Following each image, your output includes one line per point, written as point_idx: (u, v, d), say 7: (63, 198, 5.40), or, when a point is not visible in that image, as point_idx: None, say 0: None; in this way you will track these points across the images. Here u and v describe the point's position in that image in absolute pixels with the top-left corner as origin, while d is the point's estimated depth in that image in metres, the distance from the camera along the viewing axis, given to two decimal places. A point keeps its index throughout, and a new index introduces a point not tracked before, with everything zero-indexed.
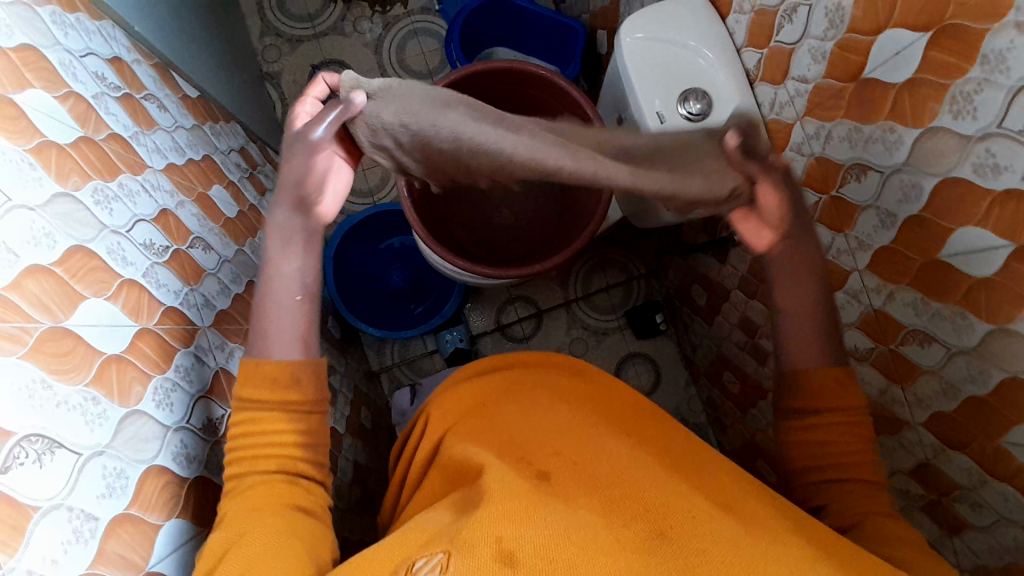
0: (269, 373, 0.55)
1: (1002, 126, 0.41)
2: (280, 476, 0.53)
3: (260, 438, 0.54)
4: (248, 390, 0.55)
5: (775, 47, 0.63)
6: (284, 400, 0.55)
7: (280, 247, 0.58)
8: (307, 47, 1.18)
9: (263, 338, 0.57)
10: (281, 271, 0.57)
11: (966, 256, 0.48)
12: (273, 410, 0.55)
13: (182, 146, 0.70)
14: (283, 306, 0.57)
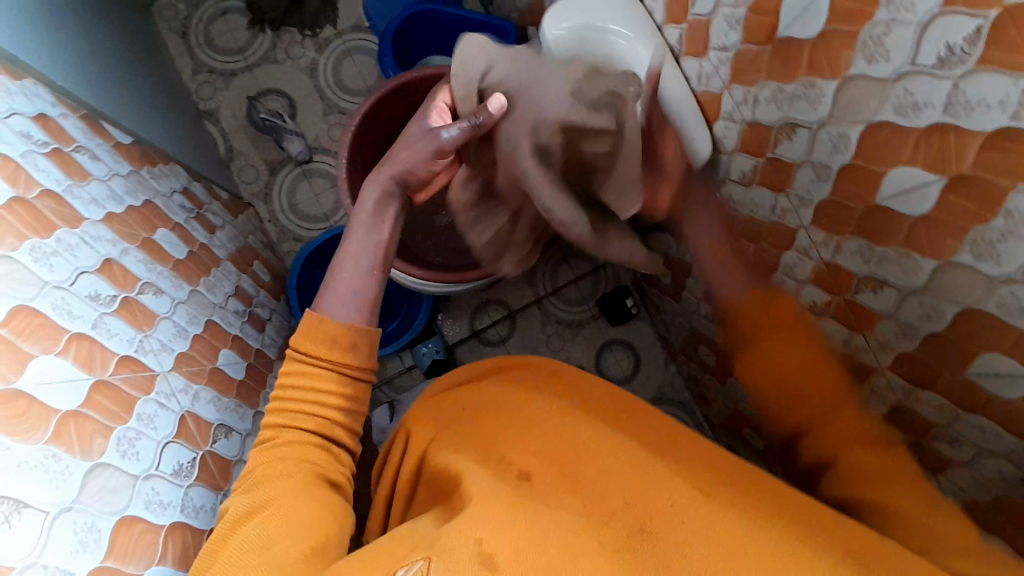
0: (329, 330, 0.57)
1: (917, 64, 0.43)
2: (315, 438, 0.55)
3: (298, 397, 0.55)
4: (304, 344, 0.56)
5: (693, 20, 0.64)
6: (339, 362, 0.57)
7: (364, 222, 0.64)
8: (241, 80, 1.17)
9: (338, 296, 0.60)
10: (368, 242, 0.63)
11: (902, 197, 0.49)
12: (321, 371, 0.56)
13: (120, 193, 0.68)
14: (349, 275, 0.61)
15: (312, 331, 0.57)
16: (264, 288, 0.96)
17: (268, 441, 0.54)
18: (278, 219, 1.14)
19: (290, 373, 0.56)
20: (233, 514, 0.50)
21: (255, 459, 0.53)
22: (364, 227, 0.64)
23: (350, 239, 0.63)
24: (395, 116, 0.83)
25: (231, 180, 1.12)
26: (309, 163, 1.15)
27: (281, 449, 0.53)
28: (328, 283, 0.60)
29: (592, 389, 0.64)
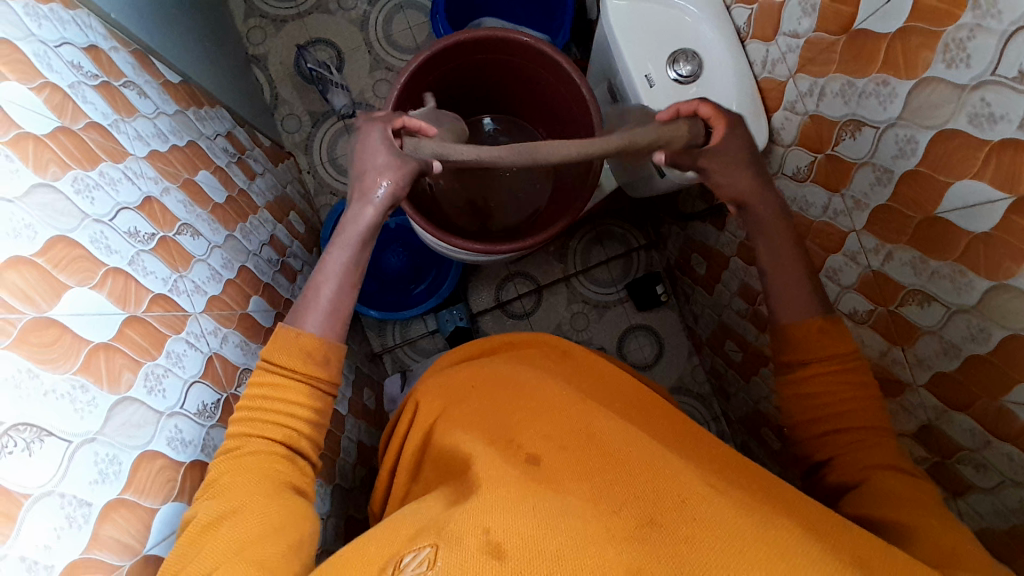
0: (304, 345, 0.55)
1: (995, 74, 0.40)
2: (281, 449, 0.52)
3: (266, 407, 0.53)
4: (277, 357, 0.54)
5: (765, 2, 0.61)
6: (310, 375, 0.55)
7: (348, 242, 0.59)
8: (292, 28, 1.16)
9: (312, 310, 0.57)
10: (344, 263, 0.58)
11: (963, 212, 0.46)
12: (296, 382, 0.54)
13: (165, 132, 0.69)
14: (330, 294, 0.57)
15: (283, 342, 0.55)
16: (298, 239, 0.97)
17: (232, 451, 0.51)
18: (317, 171, 1.15)
19: (264, 383, 0.54)
20: (199, 520, 0.46)
21: (217, 466, 0.50)
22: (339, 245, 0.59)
23: (331, 254, 0.59)
24: (445, 76, 0.81)
25: (275, 129, 1.12)
26: (352, 118, 1.15)
27: (243, 462, 0.50)
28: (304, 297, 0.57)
29: (604, 375, 0.64)
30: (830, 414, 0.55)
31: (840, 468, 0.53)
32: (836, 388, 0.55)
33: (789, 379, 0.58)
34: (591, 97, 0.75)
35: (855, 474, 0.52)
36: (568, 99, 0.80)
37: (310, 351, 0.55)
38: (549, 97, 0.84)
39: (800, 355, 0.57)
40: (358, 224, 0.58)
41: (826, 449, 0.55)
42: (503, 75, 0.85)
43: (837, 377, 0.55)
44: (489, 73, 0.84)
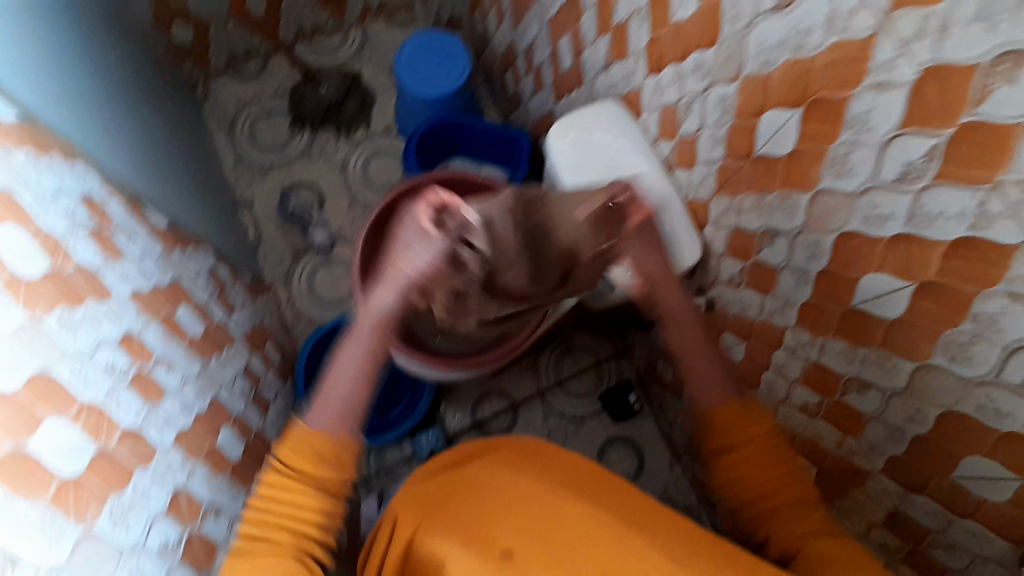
0: (317, 448, 0.61)
1: (878, 178, 0.47)
2: (292, 551, 0.58)
3: (276, 511, 0.60)
4: (291, 456, 0.61)
5: (682, 137, 0.70)
6: (317, 476, 0.60)
7: (363, 334, 0.63)
8: (277, 173, 1.28)
9: (324, 409, 0.62)
10: (353, 356, 0.63)
11: (874, 301, 0.52)
12: (298, 486, 0.60)
13: (150, 272, 0.74)
14: (343, 393, 0.62)
15: (297, 444, 0.61)
16: (272, 369, 0.99)
17: (239, 552, 0.58)
18: (295, 300, 1.20)
19: (274, 488, 0.60)
20: None
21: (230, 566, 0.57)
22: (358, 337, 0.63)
23: (349, 347, 0.64)
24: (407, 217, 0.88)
25: (256, 264, 1.19)
26: (331, 251, 1.24)
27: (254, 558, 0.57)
28: (326, 391, 0.63)
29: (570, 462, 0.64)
30: (761, 492, 0.62)
31: (775, 542, 0.60)
32: (751, 466, 0.62)
33: (716, 459, 0.65)
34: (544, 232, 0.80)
35: (794, 542, 0.59)
36: None
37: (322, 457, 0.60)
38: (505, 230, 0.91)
39: (719, 439, 0.64)
40: (367, 316, 0.62)
41: (761, 526, 0.62)
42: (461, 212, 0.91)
43: (751, 454, 0.63)
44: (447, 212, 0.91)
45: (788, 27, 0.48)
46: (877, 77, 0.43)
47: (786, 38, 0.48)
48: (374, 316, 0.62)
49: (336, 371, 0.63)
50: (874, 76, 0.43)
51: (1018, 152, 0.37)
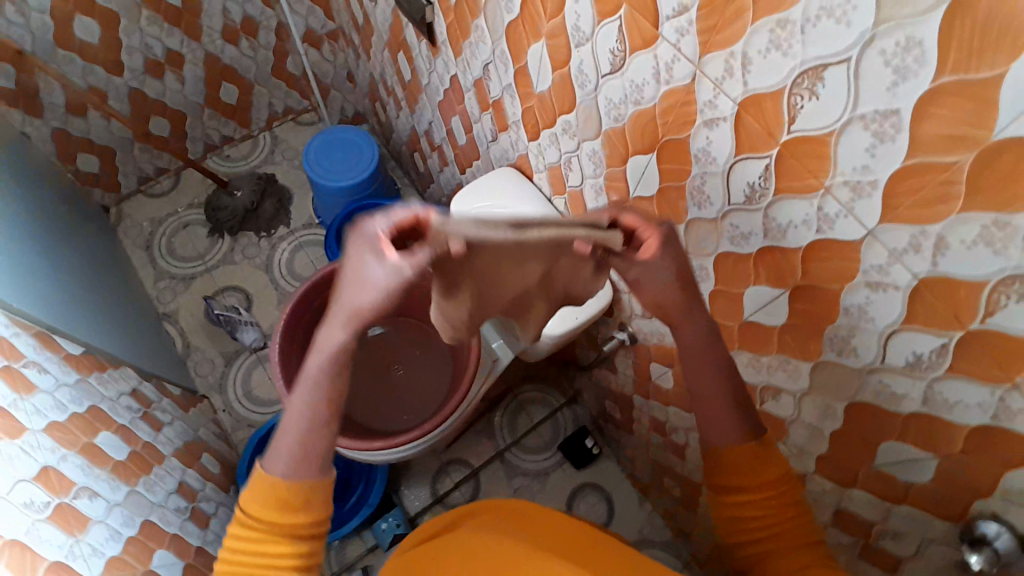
0: (280, 495, 0.51)
1: (731, 202, 0.51)
2: None
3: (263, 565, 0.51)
4: (253, 509, 0.51)
5: (571, 191, 0.75)
6: (293, 523, 0.51)
7: (308, 383, 0.52)
8: (200, 282, 1.27)
9: (282, 459, 0.52)
10: (302, 408, 0.52)
11: (761, 310, 0.55)
12: (276, 537, 0.51)
13: (64, 402, 0.71)
14: (297, 441, 0.52)
15: (260, 491, 0.51)
16: (211, 480, 0.95)
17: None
18: (233, 407, 1.17)
19: (246, 537, 0.52)
20: None
21: None
22: (305, 384, 0.52)
23: (296, 394, 0.52)
24: (337, 300, 0.88)
25: (187, 376, 1.16)
26: (264, 349, 1.21)
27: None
28: (279, 439, 0.53)
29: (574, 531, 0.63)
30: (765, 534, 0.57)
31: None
32: (761, 513, 0.57)
33: (722, 497, 0.59)
34: None
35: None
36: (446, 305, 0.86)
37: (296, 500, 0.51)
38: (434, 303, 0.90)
39: (731, 479, 0.58)
40: (323, 350, 0.51)
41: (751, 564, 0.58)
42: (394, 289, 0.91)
43: (762, 500, 0.57)
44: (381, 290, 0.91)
45: (624, 84, 0.55)
46: (706, 115, 0.48)
47: (625, 93, 0.56)
48: (323, 356, 0.51)
49: (284, 419, 0.52)
50: (704, 114, 0.49)
51: (835, 159, 0.41)
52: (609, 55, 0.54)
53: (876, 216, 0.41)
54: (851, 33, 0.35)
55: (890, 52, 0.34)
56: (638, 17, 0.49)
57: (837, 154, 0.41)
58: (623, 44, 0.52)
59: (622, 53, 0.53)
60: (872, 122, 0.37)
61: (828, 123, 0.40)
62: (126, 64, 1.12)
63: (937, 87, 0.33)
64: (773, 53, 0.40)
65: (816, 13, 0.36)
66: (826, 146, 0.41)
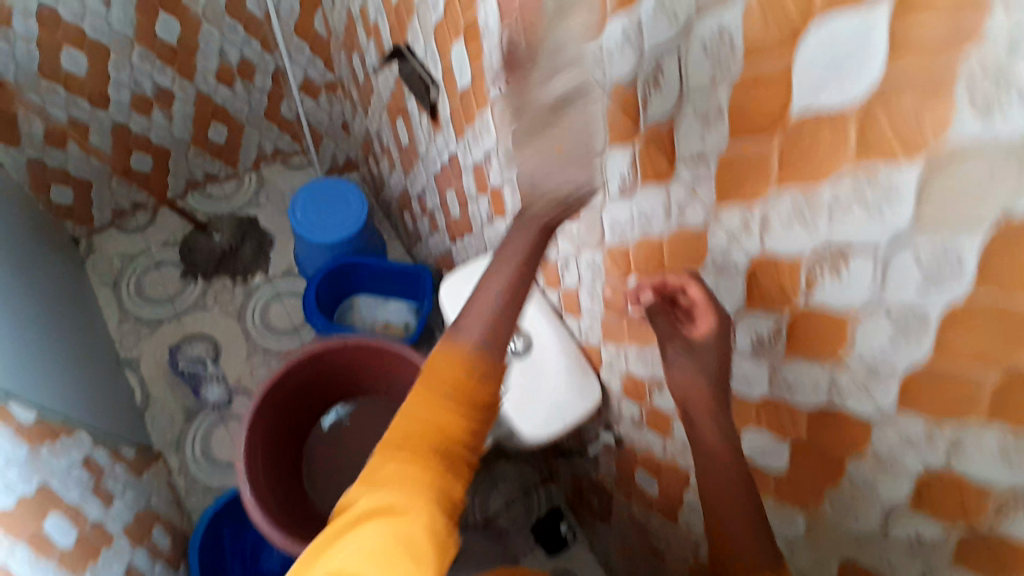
0: (449, 378, 0.46)
1: (738, 346, 0.49)
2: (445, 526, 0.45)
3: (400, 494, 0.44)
4: (417, 409, 0.46)
5: (565, 288, 0.73)
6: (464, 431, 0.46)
7: (507, 262, 0.49)
8: (166, 328, 1.22)
9: (473, 319, 0.48)
10: (490, 296, 0.49)
11: (759, 452, 0.53)
12: (417, 463, 0.45)
13: (15, 482, 0.66)
14: (495, 306, 0.48)
15: (436, 366, 0.47)
16: (160, 559, 0.90)
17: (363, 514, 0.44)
18: (188, 467, 1.12)
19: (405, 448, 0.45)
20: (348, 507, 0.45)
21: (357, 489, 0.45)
22: (477, 297, 0.49)
23: (475, 295, 0.49)
24: (304, 384, 0.83)
25: (143, 432, 1.11)
26: (228, 407, 1.17)
27: (387, 472, 0.45)
28: (472, 301, 0.49)
29: None
30: None
31: None
32: None
33: None
34: None
35: None
36: None
37: (465, 375, 0.46)
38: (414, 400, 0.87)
39: None
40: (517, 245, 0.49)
41: None
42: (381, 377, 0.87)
43: None
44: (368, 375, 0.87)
45: (632, 210, 0.53)
46: (717, 260, 0.47)
47: (633, 217, 0.54)
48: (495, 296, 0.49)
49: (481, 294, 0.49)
50: (715, 258, 0.47)
51: (852, 337, 0.39)
52: (619, 180, 0.53)
53: (887, 400, 0.39)
54: (884, 227, 0.33)
55: (924, 253, 0.32)
56: (653, 154, 0.47)
57: (856, 332, 0.39)
58: (635, 174, 0.50)
59: (632, 181, 0.51)
60: (893, 314, 0.36)
61: (848, 303, 0.38)
62: (113, 98, 1.07)
63: (968, 301, 0.31)
64: (790, 223, 0.39)
65: (845, 199, 0.34)
66: (844, 322, 0.39)
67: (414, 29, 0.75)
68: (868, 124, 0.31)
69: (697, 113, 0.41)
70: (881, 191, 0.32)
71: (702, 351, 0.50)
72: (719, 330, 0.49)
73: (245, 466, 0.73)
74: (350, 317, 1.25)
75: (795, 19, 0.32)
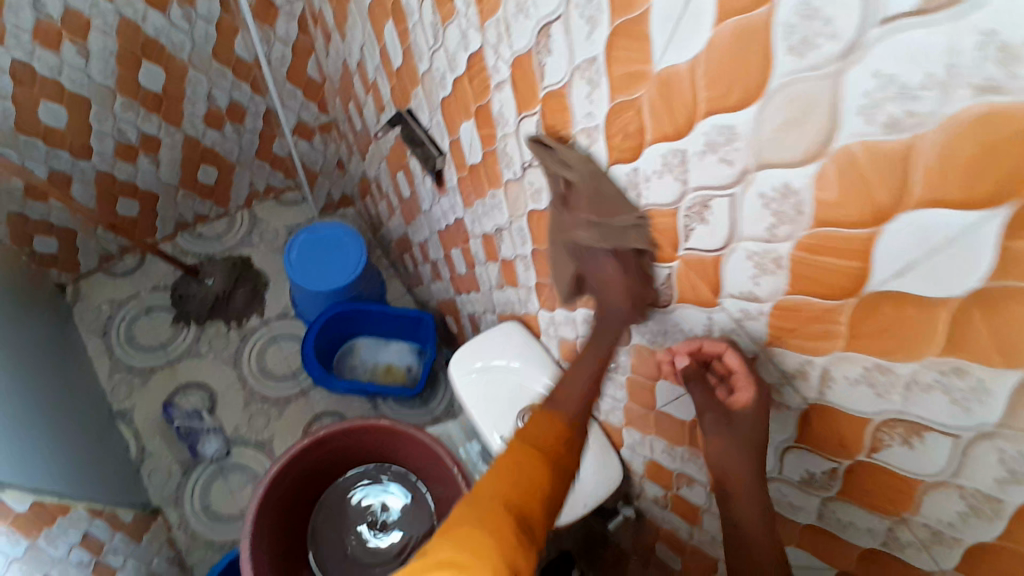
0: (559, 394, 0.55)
1: (783, 473, 0.48)
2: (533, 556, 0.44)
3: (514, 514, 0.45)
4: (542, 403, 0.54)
5: None
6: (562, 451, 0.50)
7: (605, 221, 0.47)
8: (160, 376, 1.18)
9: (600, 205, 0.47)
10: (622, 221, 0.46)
11: (803, 566, 0.52)
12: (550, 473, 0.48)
13: None
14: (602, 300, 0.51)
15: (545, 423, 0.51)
16: None
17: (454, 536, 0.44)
18: (188, 523, 1.07)
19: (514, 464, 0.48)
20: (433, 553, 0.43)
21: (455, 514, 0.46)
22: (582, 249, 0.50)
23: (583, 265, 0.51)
24: (310, 468, 0.80)
25: (140, 489, 1.06)
26: (227, 458, 1.12)
27: (470, 523, 0.44)
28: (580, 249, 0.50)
29: None
30: None
31: None
32: None
33: None
34: (456, 468, 0.76)
35: None
36: (432, 466, 0.80)
37: (552, 448, 0.49)
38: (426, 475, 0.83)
39: None
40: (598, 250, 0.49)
41: None
42: (392, 453, 0.84)
43: None
44: (379, 451, 0.84)
45: (667, 320, 0.51)
46: None
47: (667, 326, 0.51)
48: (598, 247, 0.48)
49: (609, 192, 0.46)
50: None
51: (920, 503, 0.38)
52: (650, 290, 0.50)
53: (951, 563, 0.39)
54: (968, 419, 0.32)
55: (1009, 454, 0.31)
56: (694, 279, 0.44)
57: (924, 499, 0.38)
58: (671, 289, 0.47)
59: (668, 295, 0.48)
60: (970, 499, 0.35)
61: (921, 471, 0.37)
62: (97, 149, 1.03)
63: None
64: (857, 389, 0.37)
65: (927, 381, 0.32)
66: (913, 488, 0.38)
67: (419, 97, 0.73)
68: (959, 317, 0.29)
69: (750, 253, 0.38)
70: (970, 395, 0.31)
71: (739, 422, 0.46)
72: (758, 405, 0.44)
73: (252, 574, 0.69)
74: (350, 363, 1.20)
75: (882, 197, 0.29)
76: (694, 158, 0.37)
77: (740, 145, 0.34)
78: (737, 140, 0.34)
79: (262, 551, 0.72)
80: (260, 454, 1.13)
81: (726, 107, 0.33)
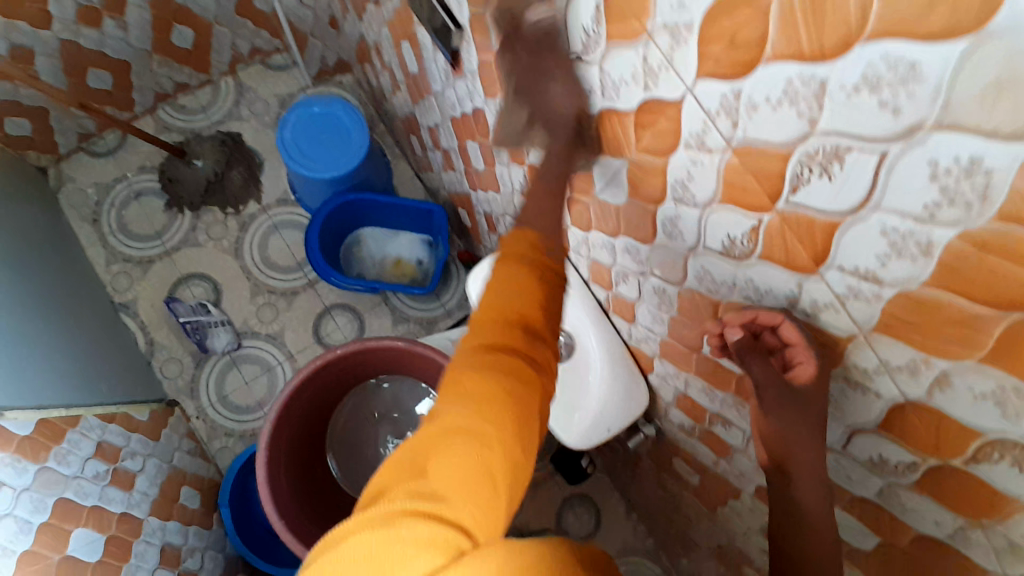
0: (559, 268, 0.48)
1: (847, 449, 0.43)
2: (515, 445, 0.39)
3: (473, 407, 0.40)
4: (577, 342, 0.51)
5: (617, 294, 0.63)
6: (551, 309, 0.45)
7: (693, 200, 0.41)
8: (160, 266, 1.12)
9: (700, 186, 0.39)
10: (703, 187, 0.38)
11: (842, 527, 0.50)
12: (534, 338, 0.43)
13: (28, 515, 0.61)
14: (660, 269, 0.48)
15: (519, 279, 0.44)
16: (193, 523, 0.90)
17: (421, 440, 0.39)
18: (207, 413, 1.08)
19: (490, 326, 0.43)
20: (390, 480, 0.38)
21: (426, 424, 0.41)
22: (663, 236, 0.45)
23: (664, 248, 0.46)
24: (326, 383, 0.78)
25: (153, 381, 1.06)
26: (238, 351, 1.10)
27: (464, 389, 0.40)
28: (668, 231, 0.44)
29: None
30: None
31: None
32: None
33: None
34: None
35: None
36: None
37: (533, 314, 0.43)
38: (446, 393, 0.80)
39: None
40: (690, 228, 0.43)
41: None
42: (411, 370, 0.81)
43: None
44: (398, 368, 0.81)
45: (738, 275, 0.42)
46: (850, 372, 0.38)
47: (736, 281, 0.43)
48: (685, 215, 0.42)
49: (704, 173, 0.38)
50: (847, 371, 0.38)
51: (1009, 519, 0.33)
52: (724, 239, 0.41)
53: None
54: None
55: None
56: (789, 238, 0.35)
57: (1016, 518, 0.33)
58: (754, 244, 0.38)
59: (746, 248, 0.39)
60: None
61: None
62: (56, 15, 0.94)
63: None
64: (976, 403, 0.30)
65: None
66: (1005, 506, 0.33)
67: None
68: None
69: (887, 230, 0.29)
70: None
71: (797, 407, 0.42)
72: (819, 380, 0.40)
73: (267, 487, 0.69)
74: (356, 256, 1.13)
75: None
76: (837, 95, 0.27)
77: (921, 88, 0.23)
78: (918, 85, 0.23)
79: (280, 463, 0.73)
80: (272, 347, 1.11)
81: (916, 33, 0.22)
